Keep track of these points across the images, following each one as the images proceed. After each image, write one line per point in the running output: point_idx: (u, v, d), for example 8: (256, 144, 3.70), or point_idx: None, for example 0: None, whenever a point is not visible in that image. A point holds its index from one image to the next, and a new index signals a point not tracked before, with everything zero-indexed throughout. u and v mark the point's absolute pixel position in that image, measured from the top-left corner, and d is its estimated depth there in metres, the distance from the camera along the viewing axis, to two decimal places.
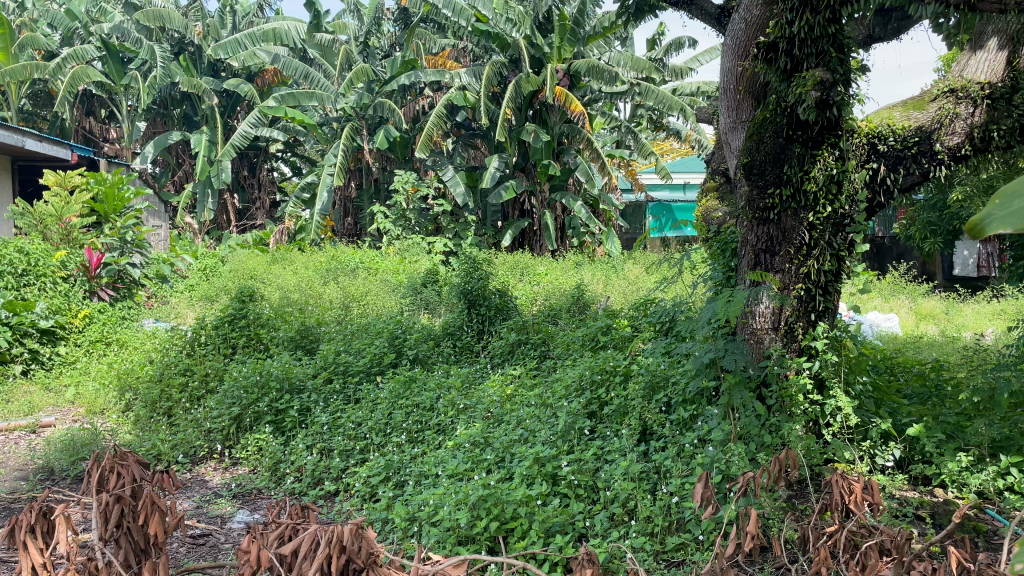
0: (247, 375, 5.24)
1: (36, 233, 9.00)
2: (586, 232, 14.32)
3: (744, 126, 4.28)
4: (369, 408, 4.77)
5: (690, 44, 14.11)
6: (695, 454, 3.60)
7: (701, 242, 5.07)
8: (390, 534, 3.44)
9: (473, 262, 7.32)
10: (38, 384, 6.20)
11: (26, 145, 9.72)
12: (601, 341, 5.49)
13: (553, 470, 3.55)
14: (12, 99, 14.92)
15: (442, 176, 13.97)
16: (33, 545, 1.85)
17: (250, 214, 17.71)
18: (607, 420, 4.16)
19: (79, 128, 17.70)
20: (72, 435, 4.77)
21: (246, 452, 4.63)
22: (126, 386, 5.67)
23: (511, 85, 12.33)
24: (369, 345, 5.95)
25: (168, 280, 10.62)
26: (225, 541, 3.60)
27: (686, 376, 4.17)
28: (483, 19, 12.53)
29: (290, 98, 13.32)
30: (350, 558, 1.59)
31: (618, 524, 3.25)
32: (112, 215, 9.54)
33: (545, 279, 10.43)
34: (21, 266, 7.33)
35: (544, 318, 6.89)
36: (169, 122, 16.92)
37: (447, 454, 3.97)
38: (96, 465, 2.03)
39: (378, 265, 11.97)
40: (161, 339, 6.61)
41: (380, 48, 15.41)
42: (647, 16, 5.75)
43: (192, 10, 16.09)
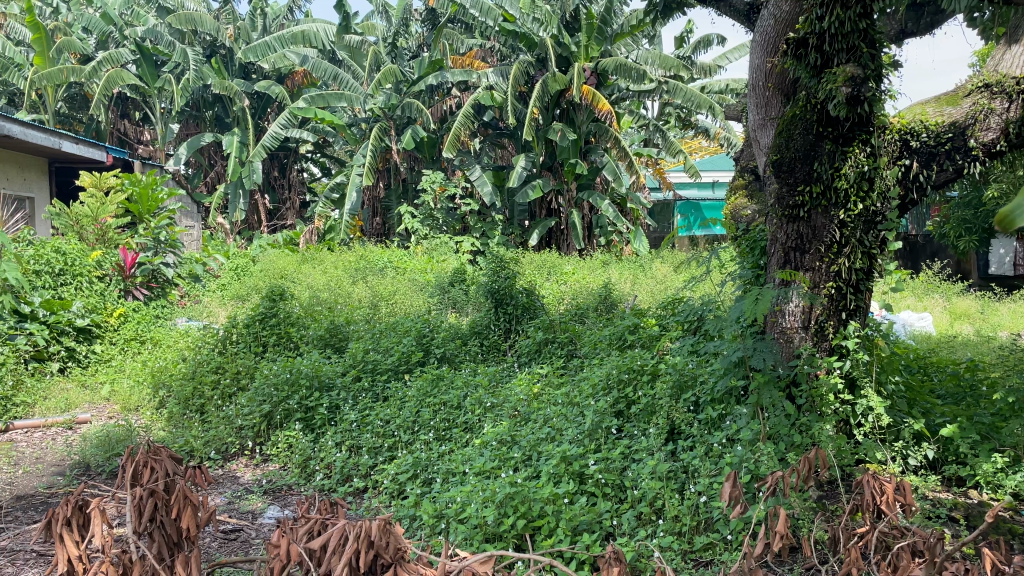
0: (278, 373, 5.32)
1: (73, 233, 9.18)
2: (614, 231, 14.26)
3: (773, 123, 4.23)
4: (397, 406, 4.81)
5: (719, 42, 14.00)
6: (723, 454, 3.57)
7: (729, 240, 5.02)
8: (418, 531, 3.46)
9: (500, 260, 7.33)
10: (74, 381, 6.30)
11: (63, 147, 9.93)
12: (629, 340, 5.47)
13: (580, 469, 3.55)
14: (49, 103, 15.22)
15: (469, 175, 14.00)
16: (69, 537, 1.90)
17: (280, 214, 17.90)
18: (635, 419, 4.15)
19: (114, 130, 18.03)
20: (107, 432, 4.86)
21: (277, 449, 4.68)
22: (160, 384, 5.77)
23: (538, 84, 12.30)
24: (397, 344, 5.97)
25: (200, 279, 10.77)
26: (255, 536, 3.64)
27: (715, 375, 4.13)
28: (511, 19, 12.56)
29: (319, 99, 13.45)
30: (378, 553, 1.62)
31: (645, 524, 3.24)
32: (146, 216, 9.74)
33: (572, 278, 10.39)
34: (58, 265, 7.51)
35: (572, 317, 6.88)
36: (201, 124, 17.17)
37: (474, 452, 3.97)
38: (130, 460, 2.08)
39: (406, 264, 12.03)
40: (194, 337, 6.72)
41: (408, 49, 15.50)
42: (675, 13, 5.72)
43: (224, 14, 16.33)
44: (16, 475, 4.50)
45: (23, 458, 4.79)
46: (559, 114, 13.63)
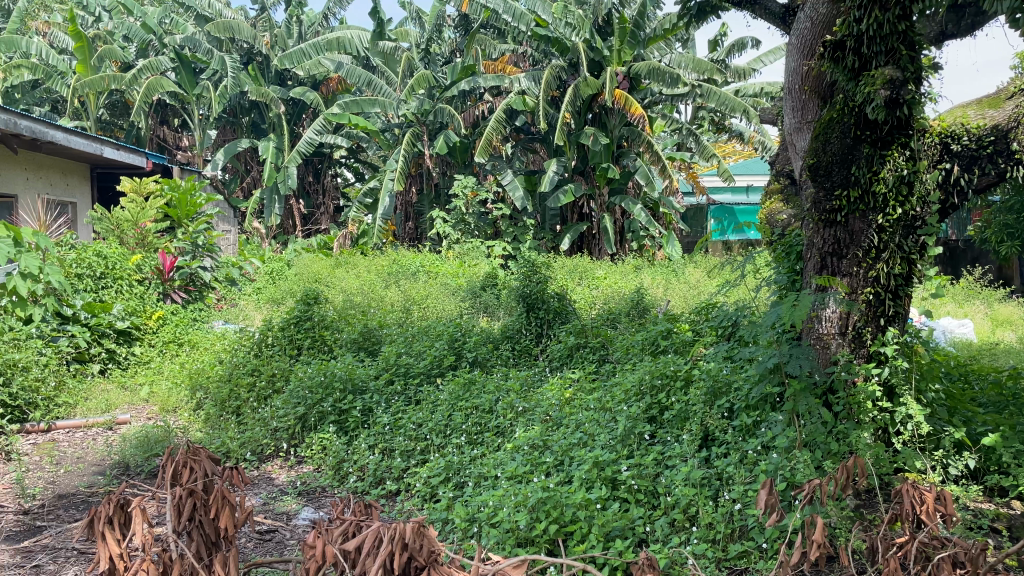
0: (312, 376, 5.39)
1: (114, 237, 9.39)
2: (646, 236, 14.21)
3: (810, 127, 4.18)
4: (430, 409, 4.84)
5: (754, 45, 13.88)
6: (758, 461, 3.53)
7: (765, 245, 4.97)
8: (451, 534, 3.47)
9: (533, 264, 7.36)
10: (115, 382, 6.44)
11: (104, 153, 10.16)
12: (661, 345, 5.45)
13: (613, 475, 3.54)
14: (91, 110, 15.58)
15: (501, 180, 14.03)
16: (111, 536, 1.94)
17: (315, 218, 18.09)
18: (668, 425, 4.13)
19: (153, 136, 18.41)
20: (147, 432, 4.96)
21: (311, 451, 4.72)
22: (197, 385, 5.87)
23: (571, 88, 12.30)
24: (430, 348, 6.01)
25: (236, 283, 10.92)
26: (290, 537, 3.67)
27: (749, 382, 4.08)
28: (543, 24, 12.57)
29: (353, 105, 13.59)
30: (413, 556, 1.64)
31: (678, 531, 3.22)
32: (185, 221, 9.93)
33: (604, 282, 10.37)
34: (100, 269, 7.69)
35: (603, 322, 6.86)
36: (238, 130, 17.44)
37: (505, 456, 3.98)
38: (169, 460, 2.11)
39: (438, 269, 12.09)
40: (230, 340, 6.84)
41: (441, 55, 15.62)
42: (709, 17, 5.69)
43: (260, 21, 16.59)
44: (58, 474, 4.60)
45: (65, 458, 4.91)
46: (591, 118, 13.62)
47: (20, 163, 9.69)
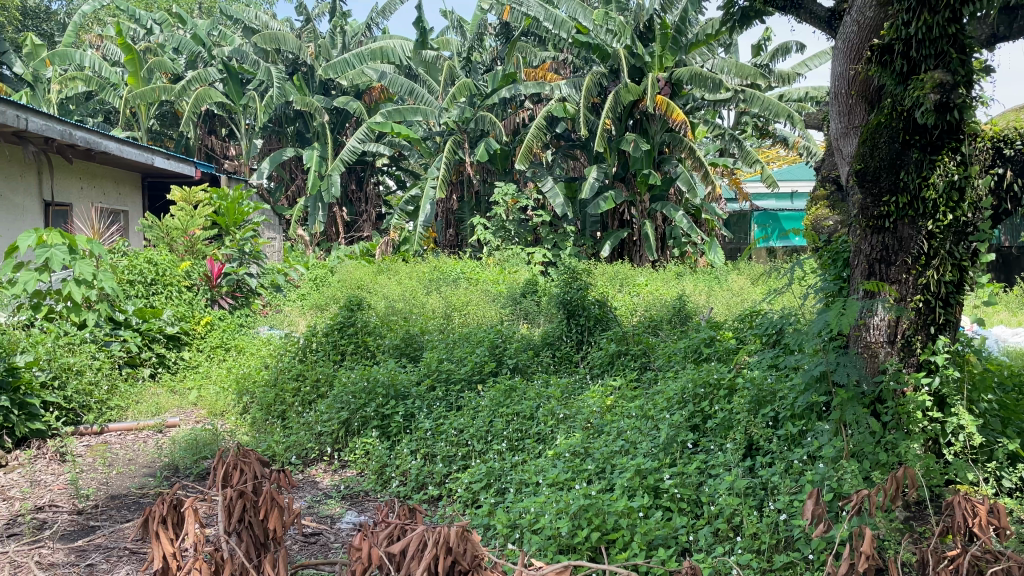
0: (355, 382, 5.46)
1: (164, 244, 9.65)
2: (688, 242, 14.10)
3: (856, 131, 4.11)
4: (471, 415, 4.86)
5: (798, 49, 13.70)
6: (804, 470, 3.48)
7: (811, 252, 4.91)
8: (492, 540, 3.48)
9: (573, 271, 7.38)
10: (164, 387, 6.61)
11: (155, 163, 10.44)
12: (704, 353, 5.40)
13: (655, 483, 3.53)
14: (142, 121, 16.01)
15: (541, 187, 14.05)
16: (164, 535, 2.00)
17: (357, 226, 18.32)
18: (711, 433, 4.09)
19: (202, 145, 18.88)
20: (195, 435, 5.07)
21: (355, 455, 4.79)
22: (244, 390, 6.00)
23: (612, 95, 12.28)
24: (471, 354, 6.06)
25: (281, 289, 11.10)
26: (335, 540, 3.72)
27: (795, 390, 4.04)
28: (584, 31, 12.57)
29: (395, 114, 13.75)
30: (457, 560, 1.68)
31: (722, 540, 3.18)
32: (232, 229, 10.17)
33: (645, 289, 10.30)
34: (151, 276, 7.91)
35: (645, 329, 6.83)
36: (283, 139, 17.77)
37: (547, 463, 3.98)
38: (220, 462, 2.17)
39: (479, 275, 12.15)
40: (276, 345, 6.98)
41: (482, 63, 15.73)
42: (753, 22, 5.65)
43: (306, 32, 16.91)
44: (111, 475, 4.73)
45: (117, 459, 5.04)
46: (633, 124, 13.57)
47: (75, 172, 9.99)
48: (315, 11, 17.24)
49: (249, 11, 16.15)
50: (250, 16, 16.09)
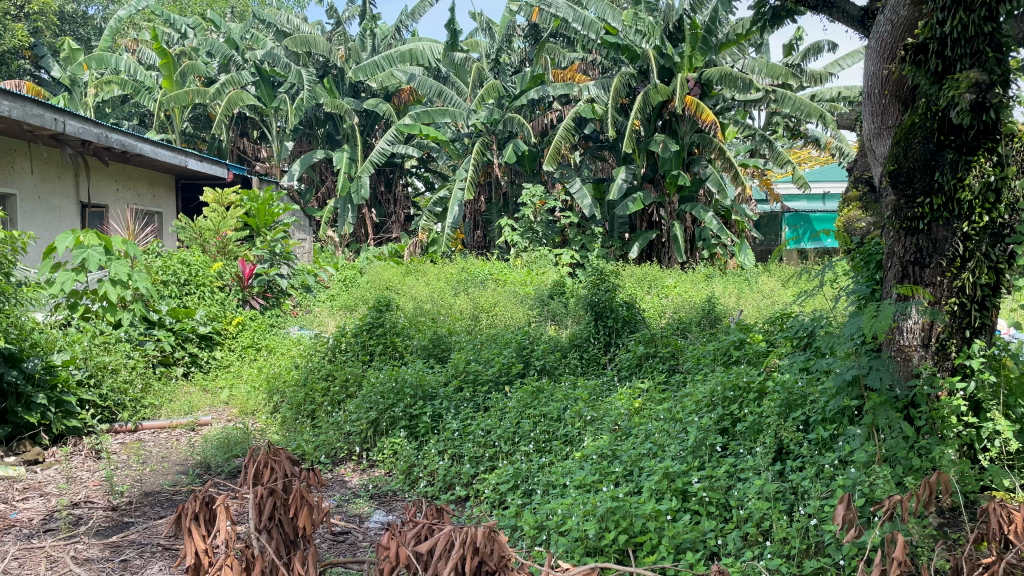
0: (384, 382, 5.49)
1: (197, 245, 9.80)
2: (718, 244, 13.99)
3: (890, 132, 4.06)
4: (498, 416, 4.87)
5: (830, 48, 13.54)
6: (836, 475, 3.44)
7: (842, 254, 4.85)
8: (519, 541, 3.47)
9: (600, 273, 7.37)
10: (197, 386, 6.70)
11: (189, 165, 10.59)
12: (733, 356, 5.36)
13: (684, 486, 3.51)
14: (176, 123, 16.27)
15: (569, 188, 14.03)
16: (197, 532, 2.04)
17: (386, 227, 18.43)
18: (741, 437, 4.05)
19: (234, 147, 19.14)
20: (227, 434, 5.14)
21: (383, 455, 4.81)
22: (274, 389, 6.07)
23: (640, 96, 12.22)
24: (498, 355, 6.07)
25: (311, 290, 11.21)
26: (363, 539, 3.75)
27: (827, 394, 4.00)
28: (613, 32, 12.54)
29: (424, 116, 13.82)
30: (483, 560, 1.69)
31: (751, 545, 3.15)
32: (263, 229, 10.31)
33: (674, 291, 10.25)
34: (184, 276, 8.04)
35: (673, 331, 6.79)
36: (313, 141, 17.95)
37: (574, 464, 3.97)
38: (251, 460, 2.20)
39: (506, 276, 12.17)
40: (306, 346, 7.06)
41: (511, 64, 15.75)
42: (784, 22, 5.60)
43: (336, 35, 17.06)
44: (145, 472, 4.81)
45: (150, 457, 5.12)
46: (662, 125, 13.50)
47: (111, 174, 10.18)
48: (345, 14, 17.39)
49: (281, 15, 16.35)
50: (282, 19, 16.29)
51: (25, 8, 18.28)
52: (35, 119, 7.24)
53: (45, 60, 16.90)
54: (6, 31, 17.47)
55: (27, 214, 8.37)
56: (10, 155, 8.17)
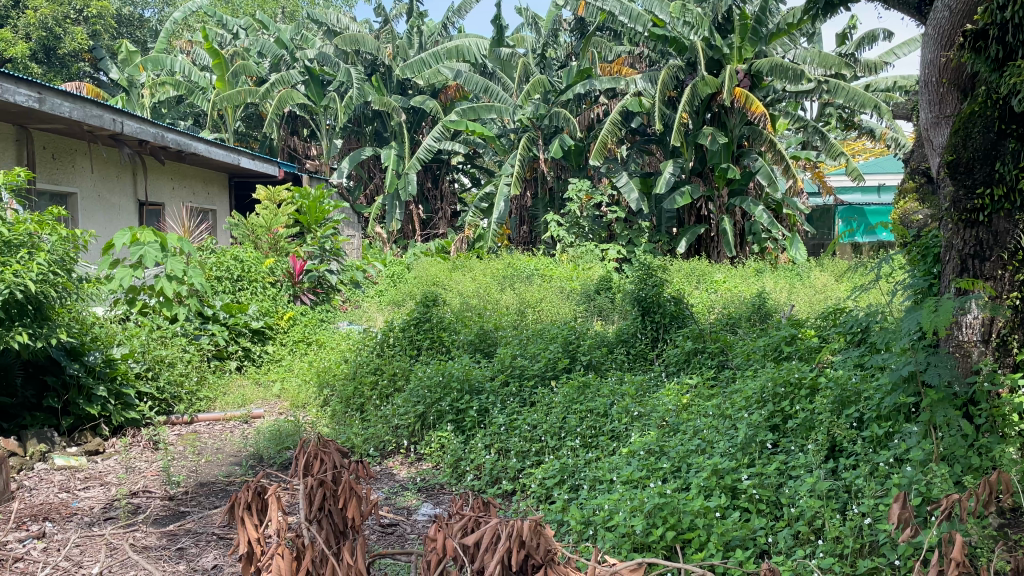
0: (431, 376, 5.54)
1: (250, 242, 10.04)
2: (768, 238, 13.76)
3: (948, 121, 3.94)
4: (544, 411, 4.86)
5: (886, 37, 13.19)
6: (890, 474, 3.36)
7: (899, 247, 4.73)
8: (566, 536, 3.47)
9: (648, 268, 7.33)
10: (250, 379, 6.86)
11: (242, 164, 10.82)
12: (785, 352, 5.27)
13: (733, 483, 3.46)
14: (229, 123, 16.62)
15: (616, 183, 13.93)
16: (249, 521, 2.09)
17: (433, 223, 18.57)
18: (792, 434, 3.97)
19: (285, 146, 19.50)
20: (279, 426, 5.24)
21: (430, 449, 4.86)
22: (324, 383, 6.17)
23: (688, 88, 12.05)
24: (544, 350, 6.06)
25: (360, 286, 11.34)
26: (410, 531, 3.79)
27: (882, 391, 3.91)
28: (660, 24, 12.43)
29: (470, 112, 13.88)
30: (529, 554, 1.69)
31: (803, 544, 3.10)
32: (314, 227, 10.49)
33: (723, 286, 10.10)
34: (237, 272, 8.25)
35: (722, 327, 6.70)
36: (362, 139, 18.16)
37: (621, 460, 3.94)
38: (302, 451, 2.24)
39: (552, 272, 12.15)
40: (355, 340, 7.17)
41: (557, 59, 15.71)
42: (837, 10, 5.48)
43: (384, 33, 17.23)
44: (201, 463, 4.94)
45: (206, 448, 5.25)
46: (710, 118, 13.33)
47: (167, 173, 10.45)
48: (392, 12, 17.55)
49: (331, 14, 16.59)
50: (332, 19, 16.54)
51: (86, 12, 18.86)
52: (94, 120, 7.46)
53: (104, 62, 17.40)
54: (67, 35, 18.06)
55: (87, 212, 8.66)
56: (71, 155, 8.46)
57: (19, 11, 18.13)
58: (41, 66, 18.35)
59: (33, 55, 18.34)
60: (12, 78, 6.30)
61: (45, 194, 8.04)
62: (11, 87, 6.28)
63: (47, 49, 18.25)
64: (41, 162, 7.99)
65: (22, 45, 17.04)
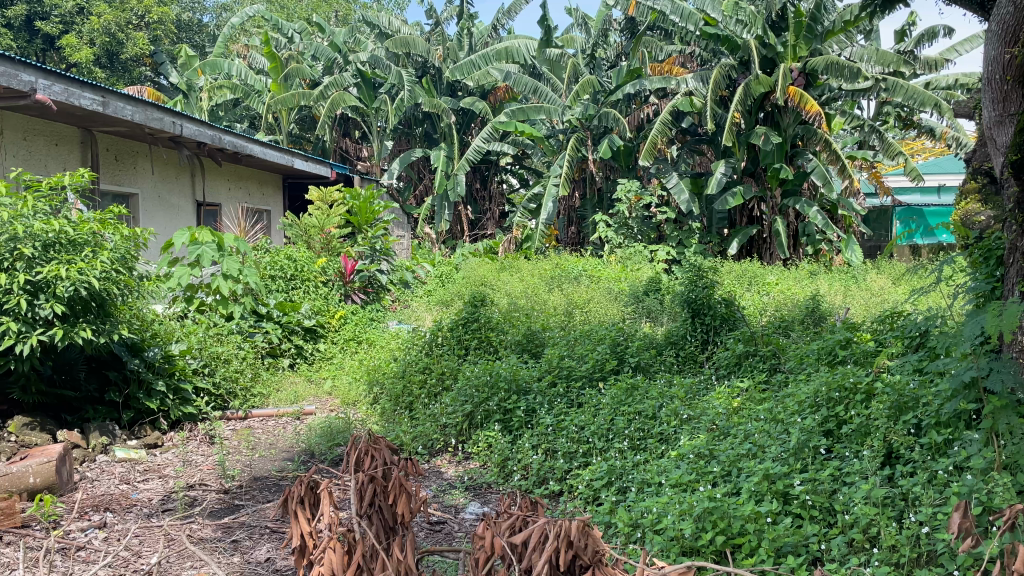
0: (479, 376, 5.57)
1: (303, 242, 10.25)
2: (823, 240, 13.49)
3: (1012, 120, 3.80)
4: (592, 412, 4.85)
5: (947, 33, 12.80)
6: (950, 482, 3.26)
7: (961, 248, 4.59)
8: (614, 539, 3.45)
9: (699, 269, 7.25)
10: (302, 376, 6.99)
11: (295, 165, 11.03)
12: (839, 355, 5.13)
13: (785, 489, 3.40)
14: (283, 124, 16.95)
15: (666, 183, 13.79)
16: (302, 514, 2.14)
17: (481, 224, 18.66)
18: (846, 440, 3.88)
19: (337, 147, 19.81)
20: (330, 423, 5.33)
21: (478, 448, 4.89)
22: (374, 381, 6.25)
23: (740, 87, 11.87)
24: (592, 351, 6.03)
25: (410, 286, 11.44)
26: (458, 529, 3.82)
27: (941, 397, 3.80)
28: (712, 23, 12.28)
29: (520, 113, 13.90)
30: (578, 554, 1.70)
31: (857, 551, 3.03)
32: (364, 227, 10.62)
33: (775, 288, 9.93)
34: (291, 272, 8.44)
35: (775, 330, 6.59)
36: (412, 141, 18.35)
37: (670, 463, 3.91)
38: (353, 448, 2.27)
39: (600, 273, 12.11)
40: (404, 339, 7.24)
41: (607, 59, 15.63)
42: (895, 6, 5.35)
43: (435, 35, 17.37)
44: (254, 458, 5.05)
45: (260, 443, 5.37)
46: (763, 117, 13.12)
47: (223, 174, 10.70)
48: (443, 14, 17.67)
49: (383, 17, 16.78)
50: (384, 22, 16.76)
51: (147, 18, 19.41)
52: (155, 123, 7.70)
53: (164, 66, 17.88)
54: (129, 40, 18.61)
55: (147, 212, 8.93)
56: (133, 157, 8.75)
57: (84, 17, 18.74)
58: (104, 71, 18.93)
59: (97, 60, 18.93)
60: (77, 82, 6.54)
61: (107, 195, 8.33)
62: (76, 91, 6.51)
63: (110, 54, 18.82)
64: (104, 164, 8.27)
65: (86, 50, 17.60)
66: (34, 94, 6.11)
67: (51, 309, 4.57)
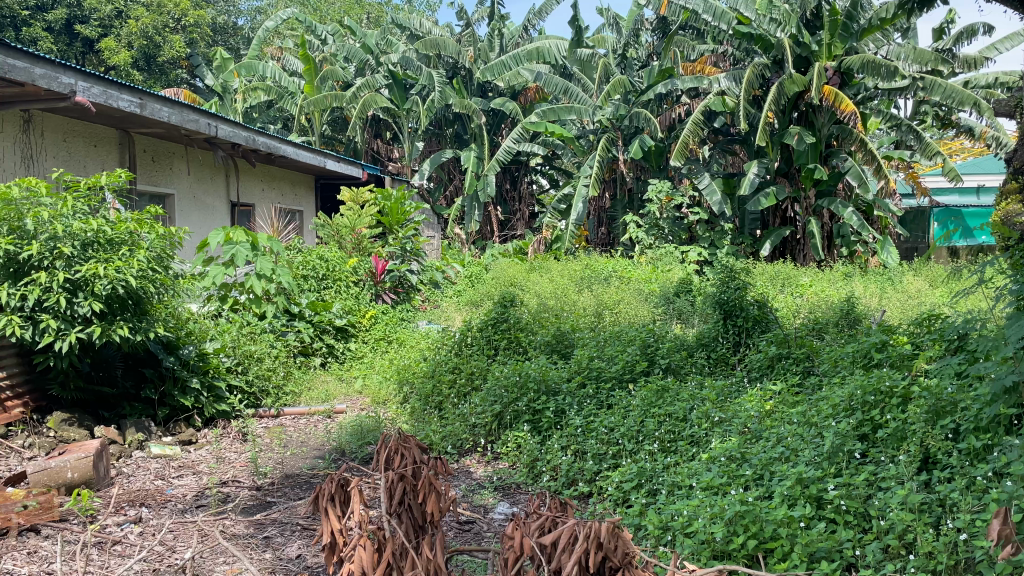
0: (508, 376, 5.56)
1: (335, 242, 10.34)
2: (858, 241, 13.28)
3: None
4: (622, 414, 4.82)
5: (987, 31, 12.54)
6: (988, 489, 3.19)
7: (1001, 250, 4.49)
8: (643, 541, 3.42)
9: (731, 270, 7.19)
10: (333, 375, 7.04)
11: (327, 165, 11.14)
12: (874, 358, 5.03)
13: (818, 493, 3.34)
14: (316, 125, 17.12)
15: (697, 184, 13.67)
16: (333, 511, 2.15)
17: (511, 224, 18.68)
18: (882, 444, 3.81)
19: (369, 148, 19.95)
20: (360, 422, 5.37)
21: (507, 448, 4.90)
22: (404, 381, 6.26)
23: (774, 86, 11.73)
24: (621, 353, 5.98)
25: (440, 286, 11.48)
26: (487, 529, 3.81)
27: (980, 402, 3.73)
28: (745, 22, 12.16)
29: (550, 113, 13.89)
30: (608, 555, 1.70)
31: (893, 557, 2.98)
32: (396, 227, 10.67)
33: (809, 290, 9.79)
34: (323, 272, 8.53)
35: (808, 332, 6.50)
36: (442, 141, 18.42)
37: (701, 466, 3.88)
38: (383, 446, 2.28)
39: (631, 274, 12.05)
40: (433, 339, 7.27)
41: (638, 59, 15.55)
42: (933, 3, 5.24)
43: (465, 36, 17.42)
44: (285, 455, 5.11)
45: (291, 441, 5.42)
46: (797, 117, 12.95)
47: (257, 175, 10.84)
48: (474, 15, 17.72)
49: (414, 19, 16.88)
50: (416, 23, 16.85)
51: (183, 21, 19.72)
52: (190, 124, 7.82)
53: (200, 69, 18.15)
54: (166, 43, 18.91)
55: (183, 212, 9.07)
56: (169, 158, 8.89)
57: (123, 21, 19.08)
58: (142, 73, 19.26)
59: (135, 63, 19.26)
60: (115, 85, 6.66)
61: (144, 195, 8.48)
62: (114, 93, 6.63)
63: (148, 57, 19.14)
64: (141, 165, 8.41)
65: (125, 53, 17.93)
66: (74, 96, 6.23)
67: (89, 307, 4.66)
